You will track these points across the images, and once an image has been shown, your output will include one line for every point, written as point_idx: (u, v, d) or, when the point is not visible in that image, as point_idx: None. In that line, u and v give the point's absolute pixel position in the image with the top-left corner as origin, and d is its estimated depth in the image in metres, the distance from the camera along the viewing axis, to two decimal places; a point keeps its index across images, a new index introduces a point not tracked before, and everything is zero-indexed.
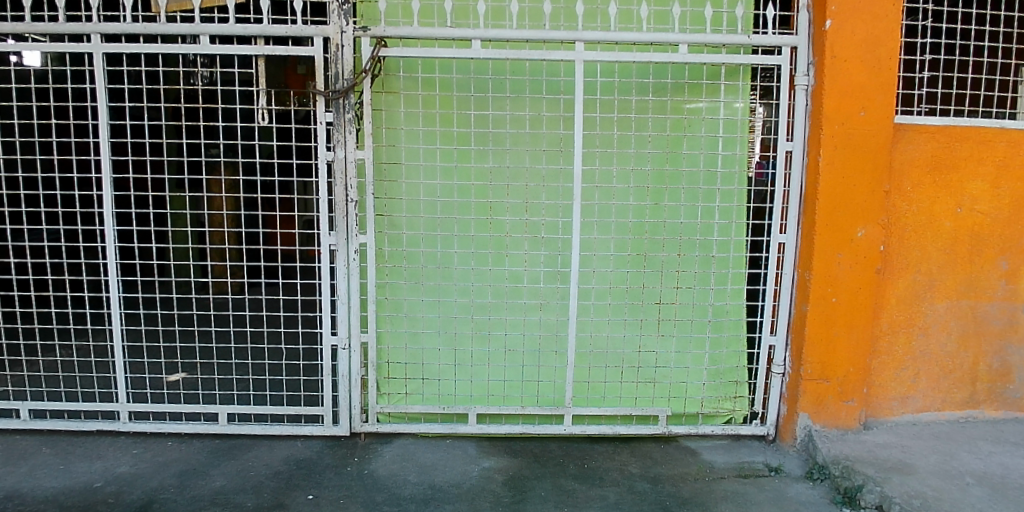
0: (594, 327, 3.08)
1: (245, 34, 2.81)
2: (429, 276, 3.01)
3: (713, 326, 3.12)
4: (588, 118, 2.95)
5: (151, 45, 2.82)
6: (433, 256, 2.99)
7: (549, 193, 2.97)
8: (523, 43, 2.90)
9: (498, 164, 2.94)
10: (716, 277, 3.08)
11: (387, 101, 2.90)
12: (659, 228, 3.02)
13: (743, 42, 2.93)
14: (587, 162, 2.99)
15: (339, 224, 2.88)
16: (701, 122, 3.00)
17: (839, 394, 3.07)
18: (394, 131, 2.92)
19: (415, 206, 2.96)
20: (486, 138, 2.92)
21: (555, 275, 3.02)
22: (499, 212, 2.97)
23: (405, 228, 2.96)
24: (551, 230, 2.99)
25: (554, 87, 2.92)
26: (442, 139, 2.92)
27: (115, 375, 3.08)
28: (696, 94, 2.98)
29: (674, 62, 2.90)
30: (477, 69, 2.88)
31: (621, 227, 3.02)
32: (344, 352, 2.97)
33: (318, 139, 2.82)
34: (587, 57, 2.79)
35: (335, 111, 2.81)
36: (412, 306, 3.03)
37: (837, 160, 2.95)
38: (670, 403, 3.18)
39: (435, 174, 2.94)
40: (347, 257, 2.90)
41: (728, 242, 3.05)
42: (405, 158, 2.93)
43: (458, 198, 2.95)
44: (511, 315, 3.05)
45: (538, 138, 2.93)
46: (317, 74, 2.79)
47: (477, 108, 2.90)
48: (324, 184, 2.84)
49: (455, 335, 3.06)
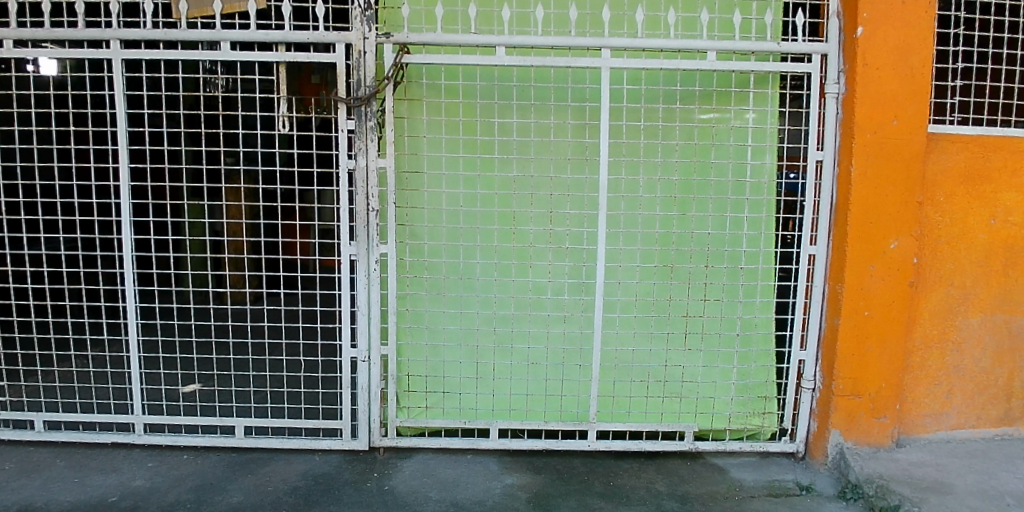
0: (619, 341, 3.00)
1: (267, 40, 2.77)
2: (450, 287, 2.95)
3: (741, 340, 3.03)
4: (615, 126, 2.90)
5: (172, 51, 2.79)
6: (455, 267, 2.93)
7: (574, 202, 2.90)
8: (547, 50, 2.85)
9: (521, 173, 2.88)
10: (744, 289, 3.00)
11: (409, 108, 2.84)
12: (686, 239, 2.95)
13: (771, 49, 2.88)
14: (613, 171, 2.92)
15: (360, 234, 2.82)
16: (728, 130, 2.94)
17: (870, 410, 2.99)
18: (416, 139, 2.86)
19: (437, 215, 2.90)
20: (510, 146, 2.86)
21: (580, 287, 2.95)
22: (523, 222, 2.90)
23: (427, 238, 2.90)
24: (576, 241, 2.92)
25: (580, 94, 2.86)
26: (465, 147, 2.86)
27: (130, 386, 3.03)
28: (725, 102, 2.92)
29: (703, 69, 2.84)
30: (500, 76, 2.83)
31: (648, 237, 2.94)
32: (363, 364, 2.90)
33: (340, 147, 2.78)
34: (614, 63, 2.73)
35: (357, 118, 2.76)
36: (433, 318, 2.97)
37: (869, 169, 2.88)
38: (696, 419, 3.08)
39: (458, 184, 2.88)
40: (367, 266, 2.85)
41: (757, 253, 2.97)
42: (428, 167, 2.87)
43: (481, 208, 2.89)
44: (534, 328, 2.97)
45: (564, 146, 2.87)
46: (339, 82, 2.75)
47: (501, 116, 2.84)
48: (345, 192, 2.79)
49: (476, 347, 2.99)
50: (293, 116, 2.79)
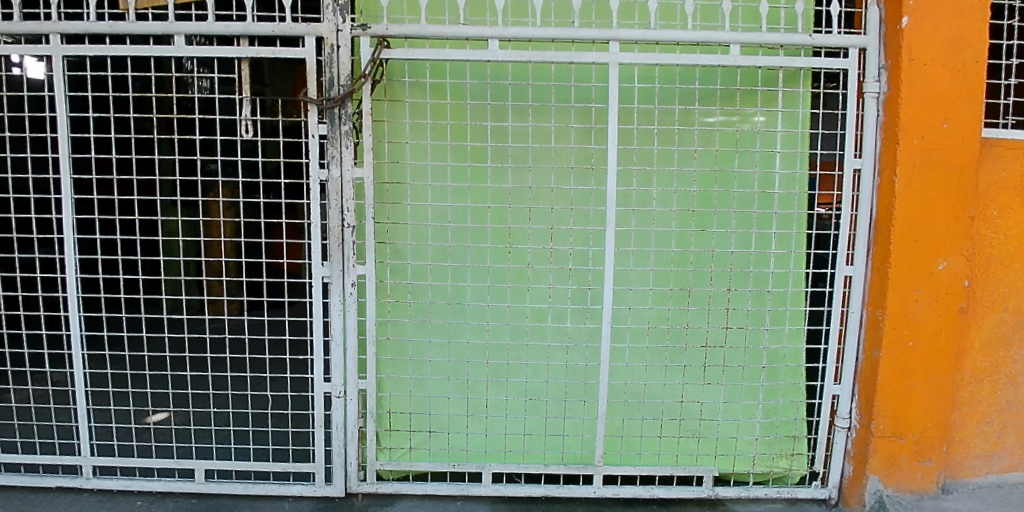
0: (629, 374, 2.64)
1: (227, 33, 2.42)
2: (437, 314, 2.59)
3: (767, 373, 2.68)
4: (624, 130, 2.53)
5: (119, 46, 2.45)
6: (442, 290, 2.57)
7: (578, 217, 2.54)
8: (548, 43, 2.50)
9: (518, 185, 2.52)
10: (771, 315, 2.65)
11: (390, 110, 2.49)
12: (705, 258, 2.59)
13: (804, 43, 2.51)
14: (623, 181, 2.56)
15: (333, 254, 2.47)
16: (754, 135, 2.58)
17: (914, 453, 2.63)
18: (398, 145, 2.50)
19: (421, 232, 2.54)
20: (505, 153, 2.51)
21: (584, 313, 2.59)
22: (519, 240, 2.55)
23: (410, 257, 2.55)
24: (580, 261, 2.56)
25: (585, 94, 2.50)
26: (453, 154, 2.51)
27: (78, 423, 2.69)
28: (750, 102, 2.56)
29: (725, 65, 2.48)
30: (493, 73, 2.48)
31: (662, 257, 2.58)
32: (338, 400, 2.56)
33: (310, 154, 2.43)
34: (624, 58, 2.38)
35: (330, 122, 2.41)
36: (417, 348, 2.61)
37: (915, 179, 2.51)
38: (716, 461, 2.73)
39: (446, 196, 2.53)
40: (342, 290, 2.50)
41: (785, 275, 2.62)
42: (411, 177, 2.51)
43: (472, 223, 2.53)
44: (532, 359, 2.62)
45: (566, 153, 2.51)
46: (309, 80, 2.39)
47: (494, 119, 2.49)
48: (317, 206, 2.45)
49: (467, 381, 2.63)
50: (257, 119, 2.43)
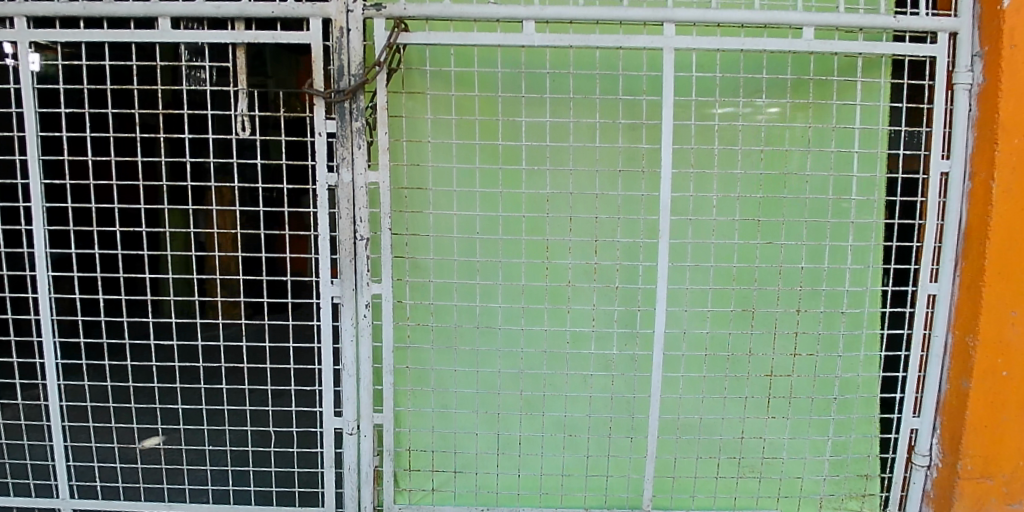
0: (682, 406, 2.33)
1: (219, 15, 2.08)
2: (464, 339, 2.27)
3: (838, 405, 2.37)
4: (679, 127, 2.19)
5: (94, 30, 2.11)
6: (470, 312, 2.25)
7: (626, 229, 2.21)
8: (591, 26, 2.16)
9: (556, 190, 2.18)
10: (845, 340, 2.33)
11: (409, 104, 2.15)
12: (771, 275, 2.26)
13: (888, 25, 2.15)
14: (678, 186, 2.22)
15: (344, 270, 2.14)
16: (829, 132, 2.24)
17: (1004, 495, 2.31)
18: (418, 144, 2.16)
19: (446, 246, 2.21)
20: (541, 154, 2.17)
21: (632, 339, 2.27)
22: (559, 254, 2.21)
23: (432, 274, 2.21)
24: (628, 279, 2.23)
25: (633, 84, 2.15)
26: (482, 155, 2.17)
27: (53, 462, 2.35)
28: (825, 95, 2.23)
29: (796, 51, 2.13)
30: (528, 61, 2.13)
31: (721, 274, 2.25)
32: (350, 438, 2.23)
33: (317, 156, 2.09)
34: (681, 43, 2.04)
35: (339, 118, 2.06)
36: (441, 378, 2.29)
37: (1015, 185, 2.16)
38: (779, 504, 2.41)
39: (474, 204, 2.20)
40: (356, 313, 2.17)
41: (862, 293, 2.30)
42: (433, 182, 2.17)
43: (504, 235, 2.20)
44: (572, 391, 2.30)
45: (613, 153, 2.17)
46: (315, 69, 2.05)
47: (529, 114, 2.15)
48: (325, 216, 2.11)
49: (497, 415, 2.32)
50: (255, 115, 2.09)
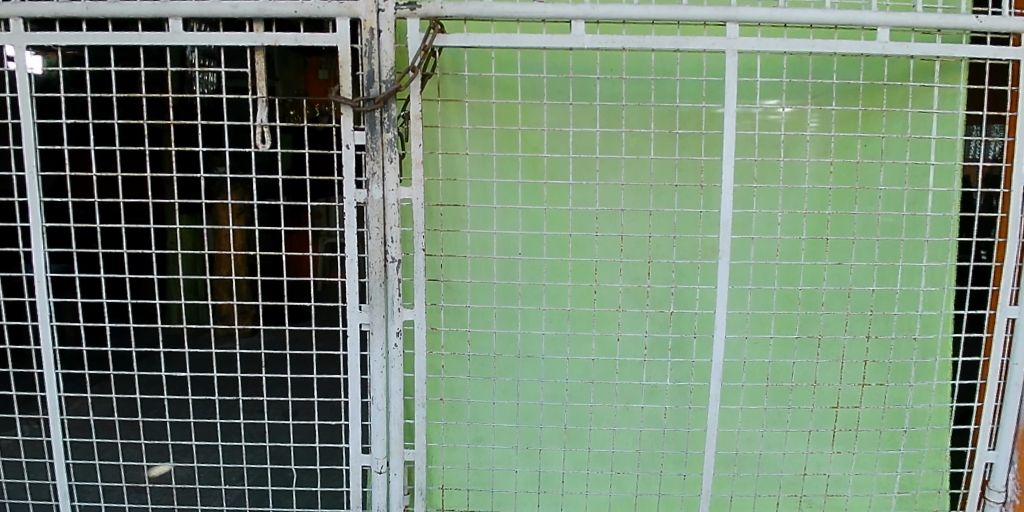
0: (740, 441, 2.15)
1: (235, 15, 1.88)
2: (502, 369, 2.07)
3: (908, 438, 2.18)
4: (743, 138, 2.03)
5: (99, 33, 1.91)
6: (510, 341, 2.06)
7: (682, 249, 2.02)
8: (646, 26, 2.01)
9: (607, 207, 2.00)
10: (917, 368, 2.14)
11: (444, 113, 1.99)
12: (839, 298, 2.07)
13: (969, 26, 1.91)
14: (740, 203, 2.05)
15: (373, 295, 1.95)
16: (902, 142, 2.07)
17: None
18: (455, 157, 1.99)
19: (484, 267, 2.03)
20: (590, 168, 2.00)
21: (687, 369, 2.07)
22: (608, 276, 2.03)
23: (470, 299, 2.03)
24: (683, 304, 2.04)
25: (693, 91, 1.99)
26: (525, 169, 2.01)
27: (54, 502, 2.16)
28: (899, 102, 2.04)
29: (870, 55, 1.94)
30: (575, 66, 1.96)
31: (785, 298, 2.07)
32: (379, 477, 2.02)
33: (344, 170, 1.90)
34: (746, 44, 1.84)
35: (368, 129, 1.87)
36: (477, 412, 2.10)
37: None
38: None
39: (516, 222, 2.02)
40: (385, 341, 1.98)
41: (936, 318, 2.10)
42: (471, 199, 2.00)
43: (548, 256, 2.02)
44: (620, 425, 2.11)
45: (669, 167, 2.00)
46: (342, 75, 1.86)
47: (577, 124, 1.99)
48: (353, 235, 1.92)
49: (538, 451, 2.12)
50: (276, 125, 1.89)
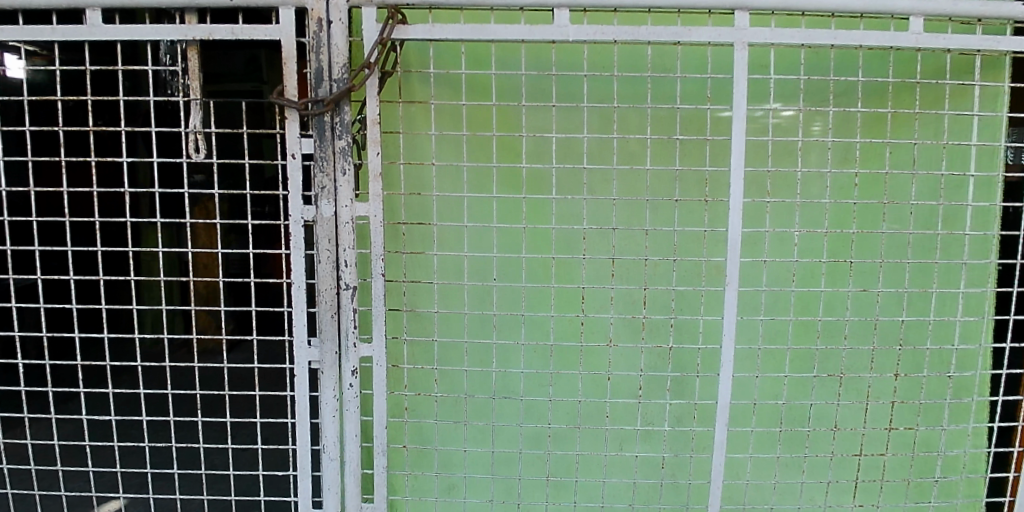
0: (749, 493, 1.88)
1: (162, 4, 1.59)
2: (476, 412, 1.81)
3: (940, 490, 1.90)
4: (754, 145, 1.76)
5: (7, 26, 1.62)
6: (484, 380, 1.79)
7: (683, 274, 1.75)
8: (642, 15, 1.73)
9: (596, 225, 1.73)
10: (952, 410, 1.86)
11: (407, 116, 1.73)
12: (865, 331, 1.80)
13: (1018, 14, 1.63)
14: (750, 220, 1.77)
15: (324, 329, 1.68)
16: (938, 150, 1.78)
17: None
18: (421, 169, 1.73)
19: (454, 295, 1.75)
20: (577, 180, 1.73)
21: (688, 412, 1.80)
22: (598, 306, 1.75)
23: (438, 332, 1.76)
24: (684, 337, 1.77)
25: (696, 91, 1.72)
26: (501, 182, 1.74)
27: None
28: (934, 103, 1.76)
29: (903, 47, 1.66)
30: (559, 62, 1.69)
31: (802, 330, 1.79)
32: None
33: (289, 184, 1.63)
34: (759, 35, 1.56)
35: (317, 135, 1.59)
36: (448, 460, 1.83)
37: None
38: None
39: (490, 243, 1.75)
40: (340, 381, 1.71)
41: (974, 352, 1.83)
42: (439, 217, 1.73)
43: (528, 283, 1.74)
44: (612, 476, 1.84)
45: (667, 180, 1.74)
46: (287, 73, 1.58)
47: (562, 128, 1.72)
48: (300, 259, 1.65)
49: (517, 506, 1.86)
50: (210, 133, 1.60)
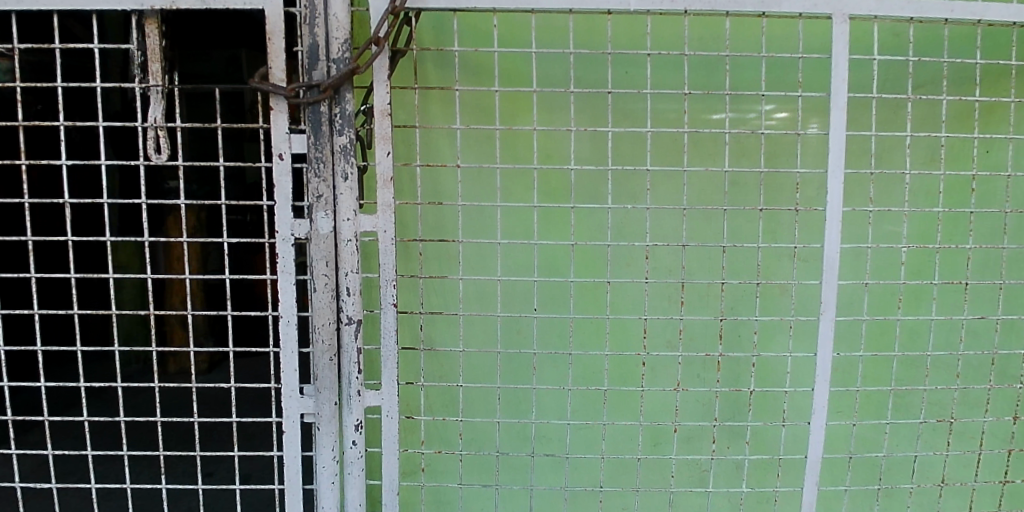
0: None
1: None
2: (514, 472, 1.48)
3: None
4: (856, 144, 1.50)
5: None
6: (524, 433, 1.46)
7: (765, 302, 1.46)
8: None
9: (665, 242, 1.44)
10: None
11: (424, 106, 1.41)
12: (980, 365, 1.51)
13: None
14: (848, 234, 1.51)
15: (319, 374, 1.31)
16: None
17: None
18: (443, 173, 1.41)
19: (489, 330, 1.43)
20: (638, 189, 1.43)
21: (768, 468, 1.50)
22: (662, 345, 1.46)
23: (465, 376, 1.43)
24: (767, 380, 1.46)
25: (782, 77, 1.46)
26: (545, 191, 1.43)
27: None
28: None
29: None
30: (619, 43, 1.41)
31: (905, 366, 1.50)
32: None
33: (275, 192, 1.27)
34: (861, 5, 1.22)
35: (310, 129, 1.23)
36: None
37: None
38: None
39: (530, 265, 1.43)
40: (340, 439, 1.35)
41: None
42: (466, 232, 1.41)
43: (578, 315, 1.42)
44: None
45: (749, 188, 1.45)
46: (271, 51, 1.22)
47: (621, 126, 1.43)
48: (287, 286, 1.29)
49: None
50: (170, 128, 1.22)
